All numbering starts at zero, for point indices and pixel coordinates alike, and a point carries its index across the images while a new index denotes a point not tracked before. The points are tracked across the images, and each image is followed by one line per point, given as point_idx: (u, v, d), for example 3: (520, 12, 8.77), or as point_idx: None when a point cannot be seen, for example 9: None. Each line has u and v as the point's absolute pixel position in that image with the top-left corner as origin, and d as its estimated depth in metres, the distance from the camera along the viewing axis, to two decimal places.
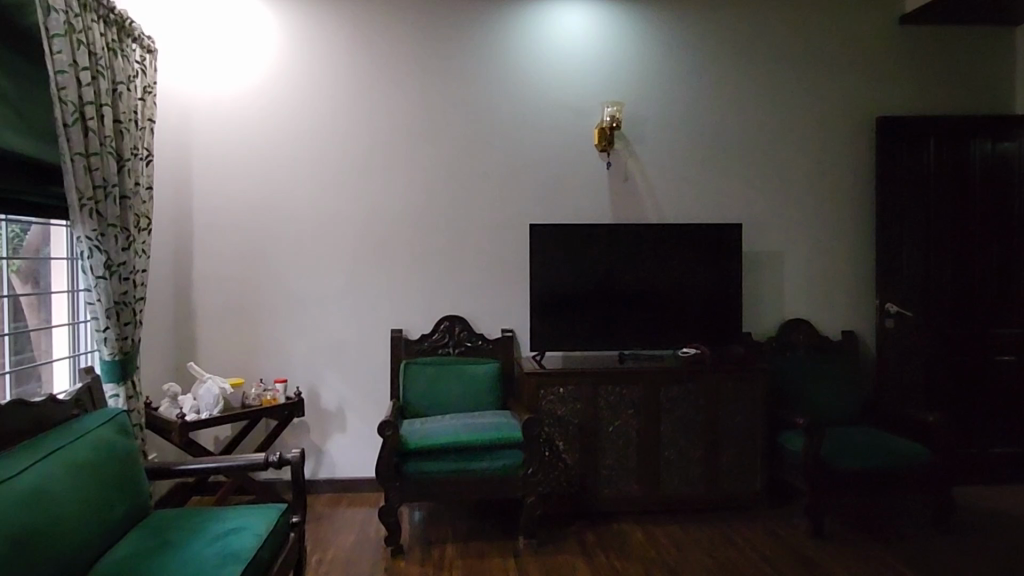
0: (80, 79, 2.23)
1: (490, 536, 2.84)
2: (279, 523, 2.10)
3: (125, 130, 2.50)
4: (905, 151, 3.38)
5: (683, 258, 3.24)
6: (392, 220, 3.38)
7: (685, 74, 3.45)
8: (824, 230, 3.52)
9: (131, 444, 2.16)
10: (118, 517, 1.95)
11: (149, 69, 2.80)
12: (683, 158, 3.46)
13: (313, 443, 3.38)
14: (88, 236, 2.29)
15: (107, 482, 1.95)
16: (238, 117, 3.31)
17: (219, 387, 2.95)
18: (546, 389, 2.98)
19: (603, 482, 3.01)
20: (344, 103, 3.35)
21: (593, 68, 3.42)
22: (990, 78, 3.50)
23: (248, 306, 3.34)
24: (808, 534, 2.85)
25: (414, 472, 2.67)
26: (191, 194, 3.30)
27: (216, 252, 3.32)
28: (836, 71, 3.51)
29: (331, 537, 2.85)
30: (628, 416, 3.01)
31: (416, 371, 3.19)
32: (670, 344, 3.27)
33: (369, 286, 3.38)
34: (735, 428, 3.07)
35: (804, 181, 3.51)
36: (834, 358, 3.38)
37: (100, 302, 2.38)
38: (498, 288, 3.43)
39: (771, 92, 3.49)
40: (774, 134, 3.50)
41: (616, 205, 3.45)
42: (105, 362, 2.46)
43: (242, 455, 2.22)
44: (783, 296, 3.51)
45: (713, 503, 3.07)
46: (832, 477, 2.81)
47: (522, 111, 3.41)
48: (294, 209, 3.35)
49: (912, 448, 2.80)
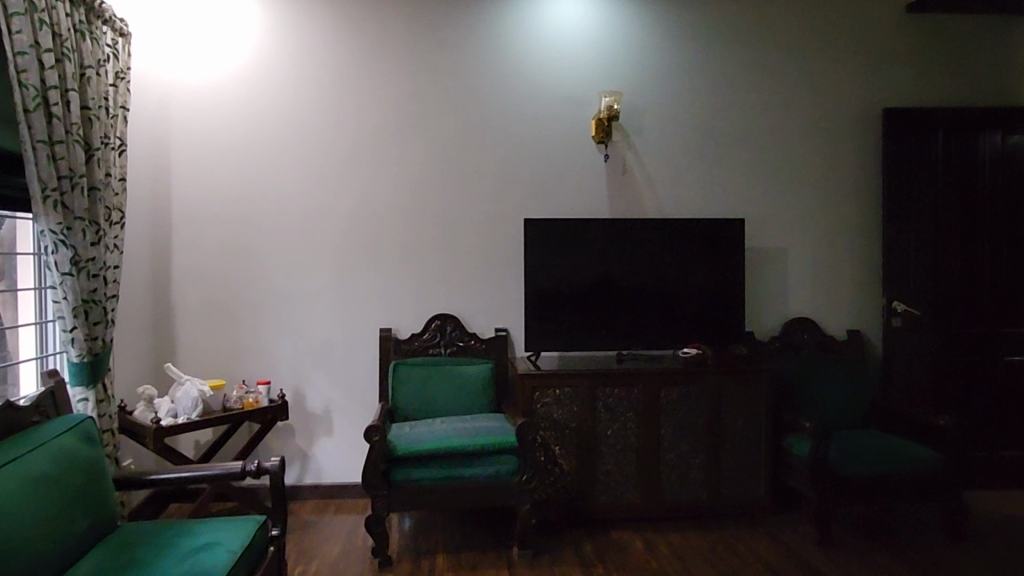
0: (43, 61, 2.08)
1: (483, 546, 2.71)
2: (258, 537, 1.97)
3: (94, 117, 2.35)
4: (911, 146, 3.27)
5: (684, 255, 3.12)
6: (381, 214, 3.24)
7: (687, 61, 3.33)
8: (829, 227, 3.41)
9: (98, 453, 2.00)
10: (79, 531, 1.80)
11: (121, 53, 2.65)
12: (684, 150, 3.33)
13: (297, 448, 3.24)
14: (52, 230, 2.14)
15: (69, 496, 1.79)
16: (219, 106, 3.16)
17: (198, 389, 2.80)
18: (542, 392, 2.85)
19: (601, 488, 2.89)
20: (330, 91, 3.21)
21: (591, 57, 3.29)
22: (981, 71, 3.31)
23: (230, 304, 3.19)
24: (815, 544, 2.73)
25: (402, 480, 2.54)
26: (170, 186, 3.15)
27: (197, 246, 3.17)
28: (841, 60, 3.39)
29: (316, 548, 2.71)
30: (626, 420, 2.89)
31: (406, 372, 3.07)
32: (671, 344, 3.15)
33: (358, 282, 3.24)
34: (738, 432, 2.96)
35: (809, 175, 3.40)
36: (839, 358, 3.27)
37: (65, 301, 2.21)
38: (492, 285, 3.29)
39: (775, 81, 3.37)
40: (777, 126, 3.37)
41: (614, 199, 3.32)
42: (72, 364, 2.30)
43: (217, 465, 2.08)
44: (785, 294, 3.39)
45: (715, 510, 2.95)
46: (840, 483, 2.69)
47: (517, 101, 3.27)
48: (278, 202, 3.20)
49: (922, 454, 2.69)
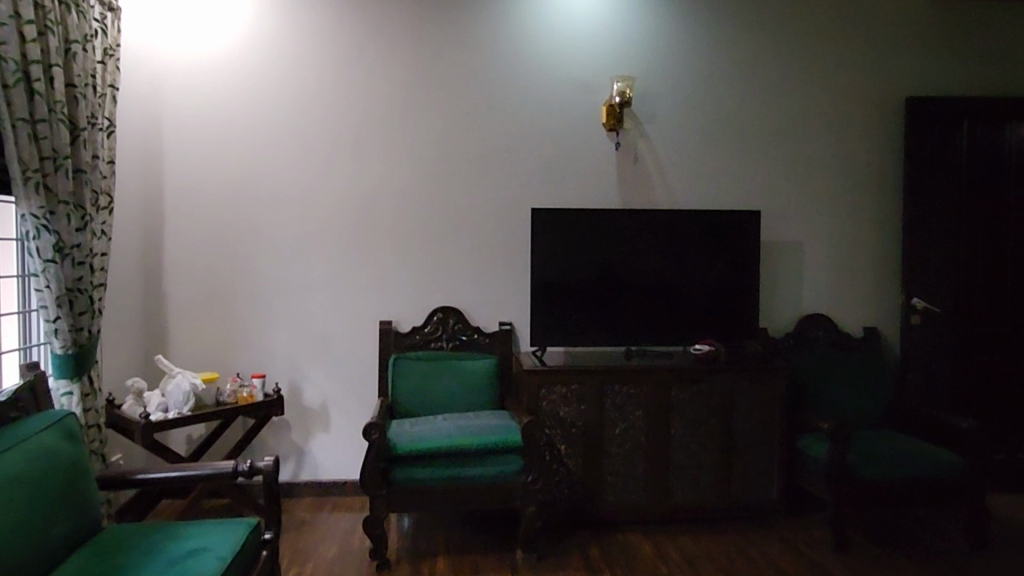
0: (24, 34, 1.95)
1: (485, 548, 2.62)
2: (249, 542, 1.86)
3: (80, 95, 2.20)
4: (935, 138, 3.18)
5: (697, 248, 3.00)
6: (383, 202, 3.12)
7: (703, 46, 3.19)
8: (847, 220, 3.28)
9: (81, 451, 1.88)
10: (58, 536, 1.68)
11: (110, 29, 2.51)
12: (698, 139, 3.20)
13: (293, 444, 3.13)
14: (34, 214, 2.01)
15: (47, 496, 1.67)
16: (215, 87, 3.03)
17: (190, 383, 2.68)
18: (549, 388, 2.74)
19: (608, 489, 2.78)
20: (330, 73, 3.07)
21: (603, 40, 3.15)
22: (1002, 63, 3.28)
23: (224, 293, 3.07)
24: (830, 549, 2.64)
25: (402, 480, 2.44)
26: (162, 170, 3.02)
27: (190, 233, 3.05)
28: (865, 47, 3.26)
29: (311, 549, 2.61)
30: (635, 419, 2.78)
31: (406, 366, 2.95)
32: (682, 341, 3.03)
33: (358, 273, 3.12)
34: (751, 432, 2.85)
35: (828, 166, 3.26)
36: (856, 356, 3.16)
37: (48, 289, 2.09)
38: (496, 278, 3.17)
39: (795, 69, 3.23)
40: (795, 114, 3.24)
41: (624, 189, 3.19)
42: (56, 356, 2.18)
43: (208, 464, 1.97)
44: (801, 290, 3.27)
45: (725, 512, 2.85)
46: (856, 487, 2.59)
47: (525, 85, 3.14)
48: (276, 190, 3.08)
49: (943, 457, 2.60)
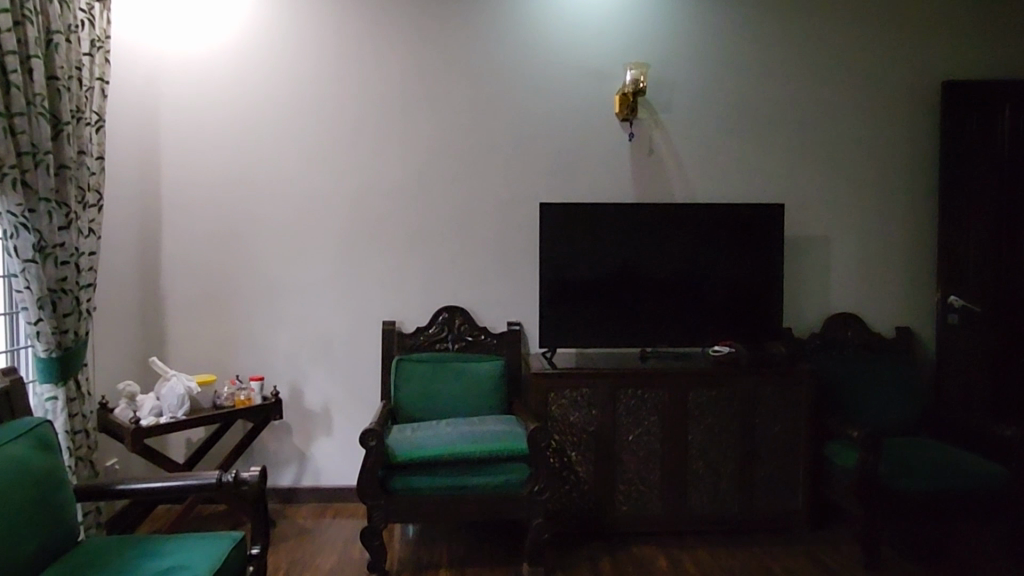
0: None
1: (490, 561, 2.49)
2: (231, 559, 1.74)
3: (63, 89, 2.11)
4: (974, 124, 2.96)
5: (716, 244, 2.82)
6: (385, 198, 2.99)
7: (722, 29, 3.00)
8: (878, 212, 3.07)
9: (55, 461, 1.77)
10: (30, 551, 1.58)
11: (98, 19, 2.41)
12: (716, 128, 3.02)
13: (295, 448, 3.03)
14: (11, 211, 1.93)
15: (16, 510, 1.57)
16: (213, 83, 2.93)
17: (184, 386, 2.58)
18: (558, 393, 2.60)
19: (621, 498, 2.63)
20: (330, 66, 2.96)
21: (616, 25, 2.98)
22: None
23: (222, 294, 2.98)
24: (859, 565, 2.46)
25: (400, 489, 2.32)
26: (159, 168, 2.93)
27: (188, 232, 2.96)
28: (899, 26, 3.03)
29: (310, 558, 2.51)
30: (650, 424, 2.62)
31: (409, 369, 2.83)
32: (700, 342, 2.86)
33: (360, 272, 3.01)
34: (774, 440, 2.67)
35: (858, 156, 3.06)
36: (888, 358, 2.95)
37: (28, 290, 2.01)
38: (503, 276, 3.03)
39: (821, 51, 3.02)
40: (822, 99, 3.04)
41: (638, 182, 3.03)
42: (40, 360, 2.11)
43: (192, 474, 1.85)
44: (828, 287, 3.07)
45: (746, 523, 2.68)
46: (889, 500, 2.40)
47: (533, 75, 2.99)
48: (275, 186, 2.97)
49: (984, 468, 2.40)
